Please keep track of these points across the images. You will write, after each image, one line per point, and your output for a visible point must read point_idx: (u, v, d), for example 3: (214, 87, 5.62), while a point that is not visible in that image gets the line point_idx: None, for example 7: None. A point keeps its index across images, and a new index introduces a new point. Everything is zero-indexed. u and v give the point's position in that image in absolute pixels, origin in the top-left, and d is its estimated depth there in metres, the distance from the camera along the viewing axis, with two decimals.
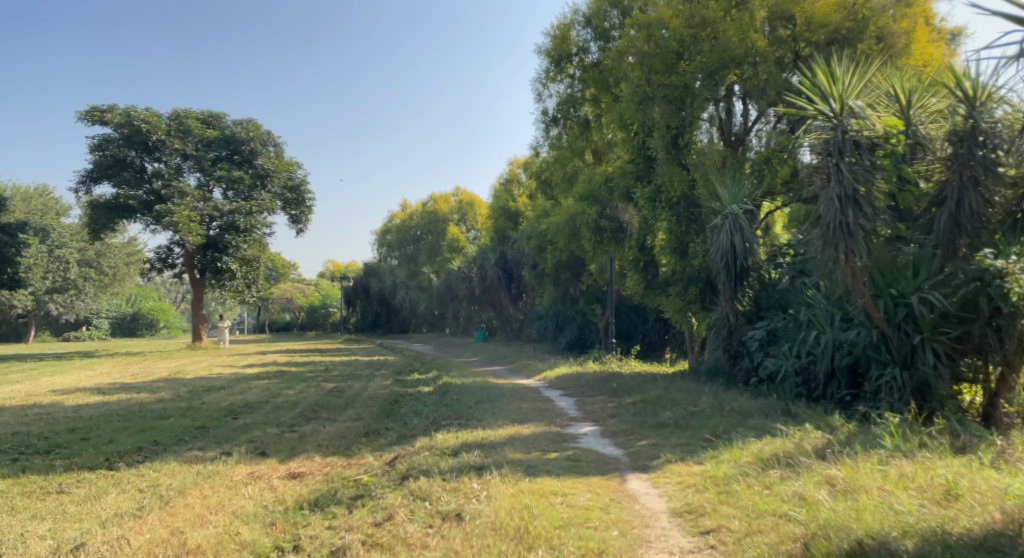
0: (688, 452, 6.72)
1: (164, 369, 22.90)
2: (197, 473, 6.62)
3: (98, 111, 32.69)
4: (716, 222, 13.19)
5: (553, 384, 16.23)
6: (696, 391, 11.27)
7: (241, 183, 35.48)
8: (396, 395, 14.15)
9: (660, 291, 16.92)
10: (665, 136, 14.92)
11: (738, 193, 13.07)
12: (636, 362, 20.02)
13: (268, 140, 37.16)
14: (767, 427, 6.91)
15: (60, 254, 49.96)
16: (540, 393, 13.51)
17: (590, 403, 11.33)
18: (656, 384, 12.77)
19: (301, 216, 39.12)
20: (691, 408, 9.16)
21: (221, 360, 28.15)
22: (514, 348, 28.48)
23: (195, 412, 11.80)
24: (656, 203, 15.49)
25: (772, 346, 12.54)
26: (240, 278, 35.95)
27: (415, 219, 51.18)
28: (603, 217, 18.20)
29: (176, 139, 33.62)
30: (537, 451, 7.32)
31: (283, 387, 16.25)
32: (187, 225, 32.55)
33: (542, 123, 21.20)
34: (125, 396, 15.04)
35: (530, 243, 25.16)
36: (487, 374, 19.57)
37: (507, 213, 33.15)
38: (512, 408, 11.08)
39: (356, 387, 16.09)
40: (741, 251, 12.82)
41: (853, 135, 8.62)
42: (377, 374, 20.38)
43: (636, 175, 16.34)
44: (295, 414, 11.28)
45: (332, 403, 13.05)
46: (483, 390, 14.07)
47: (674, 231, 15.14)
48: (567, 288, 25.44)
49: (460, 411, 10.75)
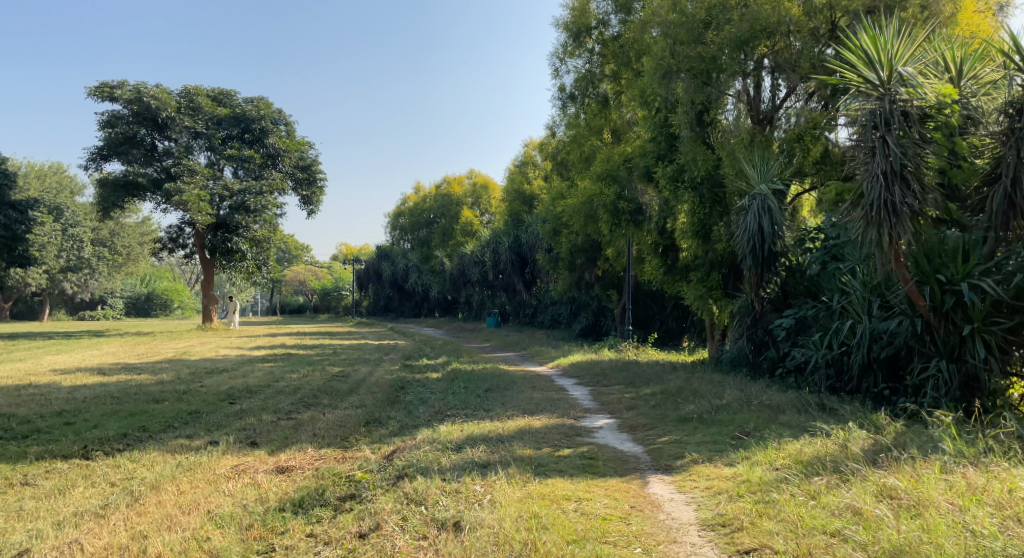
0: (716, 451, 6.10)
1: (170, 349, 22.53)
2: (178, 465, 6.08)
3: (108, 87, 32.38)
4: (744, 204, 12.59)
5: (567, 372, 15.62)
6: (720, 382, 10.66)
7: (252, 162, 35.20)
8: (403, 381, 13.63)
9: (680, 277, 16.33)
10: (689, 112, 14.38)
11: (767, 172, 12.58)
12: (653, 350, 19.39)
13: (280, 119, 36.73)
14: (805, 427, 6.28)
15: (73, 233, 49.90)
16: (554, 382, 12.91)
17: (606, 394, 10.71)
18: (676, 374, 12.16)
19: (313, 197, 38.65)
20: (716, 401, 8.52)
21: (229, 341, 27.80)
22: (526, 334, 27.87)
23: (193, 396, 11.30)
24: (677, 183, 14.79)
25: (800, 337, 11.86)
26: (251, 259, 35.66)
27: (429, 202, 50.62)
28: (622, 199, 17.49)
29: (186, 116, 33.27)
30: (550, 447, 6.72)
31: (288, 371, 15.76)
32: (197, 204, 32.15)
33: (557, 102, 20.68)
34: (125, 377, 14.62)
35: (545, 226, 24.53)
36: (498, 361, 19.02)
37: (522, 196, 32.50)
38: (523, 398, 10.48)
39: (362, 372, 15.57)
40: (769, 235, 12.19)
41: (901, 105, 8.01)
42: (386, 358, 19.85)
43: (657, 154, 15.71)
44: (295, 399, 10.77)
45: (335, 388, 12.52)
46: (494, 378, 13.49)
47: (696, 213, 14.43)
48: (582, 273, 24.80)
49: (468, 400, 10.18)
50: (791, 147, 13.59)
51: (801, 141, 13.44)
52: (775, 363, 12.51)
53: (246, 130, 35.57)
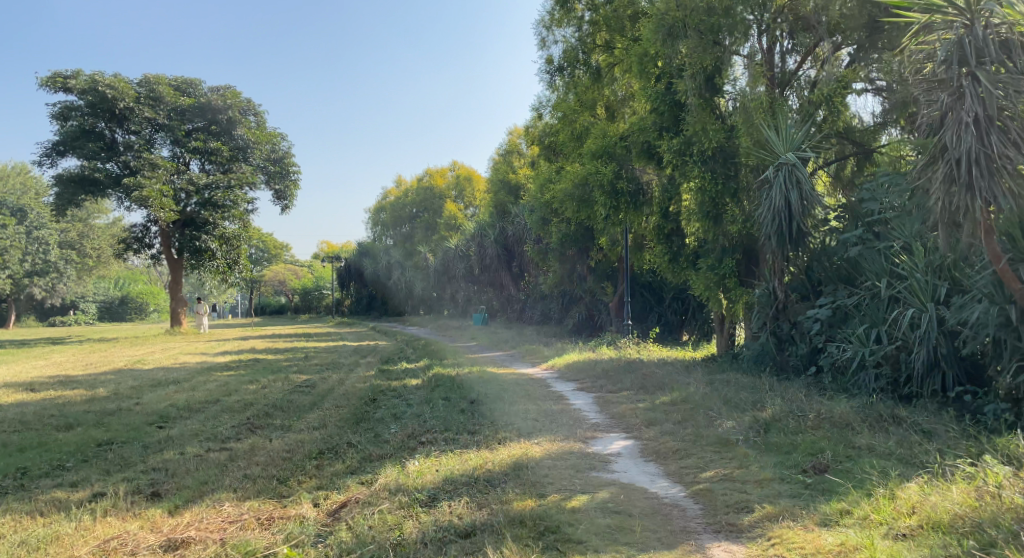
0: (798, 503, 4.55)
1: (124, 358, 20.44)
2: (25, 542, 4.28)
3: (61, 77, 30.15)
4: (767, 176, 10.90)
5: (562, 374, 13.85)
6: (752, 387, 8.95)
7: (219, 155, 33.05)
8: (376, 392, 11.78)
9: (688, 265, 14.59)
10: (698, 76, 12.70)
11: (794, 139, 10.84)
12: (655, 347, 17.74)
13: (248, 109, 34.58)
14: (919, 470, 4.72)
15: (38, 235, 47.52)
16: (550, 388, 11.11)
17: (617, 407, 8.90)
18: (695, 376, 10.42)
19: (286, 191, 36.70)
20: (760, 414, 6.81)
21: (195, 347, 25.72)
22: (514, 331, 26.06)
23: (119, 418, 9.40)
24: (685, 159, 13.01)
25: (836, 328, 10.17)
26: (221, 259, 33.60)
27: (410, 196, 48.66)
28: (619, 178, 15.70)
29: (146, 106, 31.01)
30: (560, 490, 5.00)
31: (246, 381, 13.82)
32: (161, 200, 30.02)
33: (544, 76, 18.84)
34: (56, 393, 12.68)
35: (532, 216, 22.78)
36: (486, 362, 17.24)
37: (507, 186, 30.71)
38: (516, 413, 8.69)
39: (332, 381, 13.72)
40: (798, 211, 10.50)
41: (996, 36, 6.39)
42: (362, 362, 18.01)
43: (660, 128, 13.91)
44: (240, 421, 8.87)
45: (296, 402, 10.66)
46: (481, 384, 11.70)
47: (707, 189, 12.70)
48: (574, 265, 23.04)
49: (451, 417, 8.33)
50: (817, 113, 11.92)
51: (824, 109, 11.83)
52: (806, 359, 10.83)
53: (212, 122, 33.45)
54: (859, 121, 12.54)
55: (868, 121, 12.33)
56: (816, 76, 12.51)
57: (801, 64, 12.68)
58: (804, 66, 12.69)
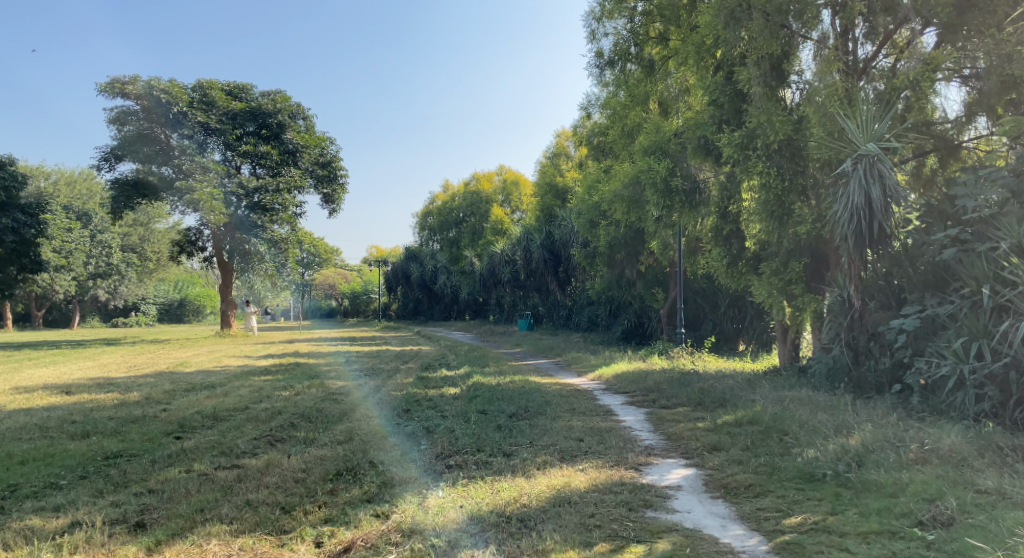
0: None
1: (167, 361, 20.23)
2: None
3: (119, 82, 30.54)
4: (843, 170, 9.75)
5: (610, 386, 12.86)
6: (830, 408, 7.89)
7: (269, 158, 33.12)
8: (411, 402, 11.10)
9: (748, 270, 13.53)
10: (764, 62, 11.76)
11: (876, 129, 9.76)
12: (711, 357, 16.69)
13: (298, 113, 34.58)
14: None
15: (101, 238, 48.77)
16: (597, 402, 10.20)
17: (672, 428, 7.95)
18: (761, 392, 9.40)
19: (334, 195, 36.68)
20: (845, 442, 5.92)
21: (240, 350, 25.58)
22: (560, 339, 25.16)
23: (138, 426, 8.87)
24: (747, 153, 11.94)
25: (925, 342, 9.07)
26: (269, 262, 33.69)
27: (457, 201, 48.24)
28: (675, 176, 14.41)
29: (198, 111, 31.19)
30: (608, 538, 4.46)
31: (280, 387, 13.32)
32: (210, 203, 30.00)
33: (594, 69, 17.91)
34: (90, 397, 12.36)
35: (580, 219, 21.87)
36: (529, 370, 16.42)
37: (555, 190, 29.88)
38: (559, 431, 7.83)
39: (368, 389, 13.07)
40: (881, 208, 9.38)
41: None
42: (401, 369, 17.39)
43: (720, 121, 12.89)
44: (265, 432, 8.29)
45: (327, 412, 10.05)
46: (524, 397, 10.86)
47: (771, 186, 11.63)
48: (623, 271, 21.96)
49: (489, 434, 7.56)
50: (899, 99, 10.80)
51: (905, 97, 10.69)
52: (887, 375, 9.70)
53: (263, 125, 33.47)
54: (942, 113, 11.18)
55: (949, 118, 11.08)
56: (894, 64, 11.31)
57: (875, 53, 11.57)
58: (878, 56, 11.56)
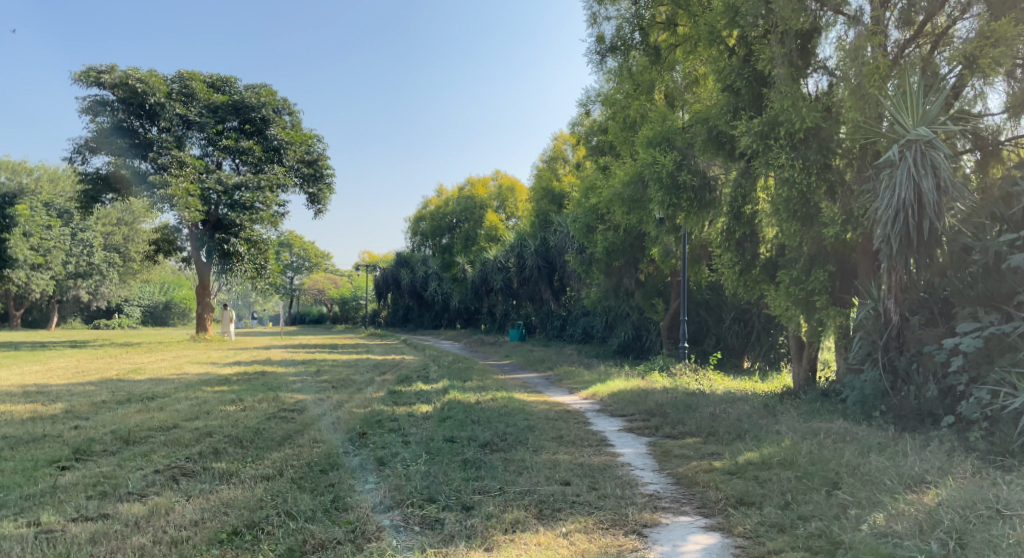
0: None
1: (122, 367, 18.43)
2: None
3: (95, 71, 28.76)
4: (887, 157, 8.31)
5: (604, 407, 11.24)
6: (881, 447, 6.37)
7: (251, 155, 31.38)
8: (374, 422, 9.56)
9: (763, 279, 12.01)
10: (788, 40, 10.31)
11: (927, 113, 8.39)
12: (715, 375, 15.17)
13: (284, 109, 33.11)
14: None
15: (82, 236, 47.03)
16: (590, 429, 8.61)
17: (686, 469, 6.40)
18: (786, 423, 7.84)
19: (320, 195, 35.09)
20: (931, 507, 4.60)
21: (210, 356, 23.84)
22: (552, 351, 23.48)
23: (27, 449, 7.26)
24: (767, 144, 10.44)
25: (985, 367, 7.63)
26: (249, 262, 31.80)
27: (451, 205, 46.73)
28: (681, 171, 12.82)
29: (177, 102, 29.49)
30: None
31: (229, 399, 11.67)
32: (185, 200, 28.29)
33: (594, 57, 16.31)
34: (6, 407, 10.66)
35: (575, 223, 20.35)
36: (515, 385, 14.85)
37: (551, 195, 28.40)
38: (541, 470, 6.26)
39: (328, 405, 11.38)
40: (933, 203, 7.92)
41: None
42: (376, 381, 15.77)
43: (735, 109, 11.39)
44: (180, 460, 6.81)
45: (272, 433, 8.49)
46: (504, 419, 9.25)
47: (795, 181, 10.12)
48: (621, 279, 20.50)
49: (454, 474, 6.06)
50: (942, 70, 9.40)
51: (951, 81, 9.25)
52: (935, 405, 8.23)
53: (246, 121, 31.89)
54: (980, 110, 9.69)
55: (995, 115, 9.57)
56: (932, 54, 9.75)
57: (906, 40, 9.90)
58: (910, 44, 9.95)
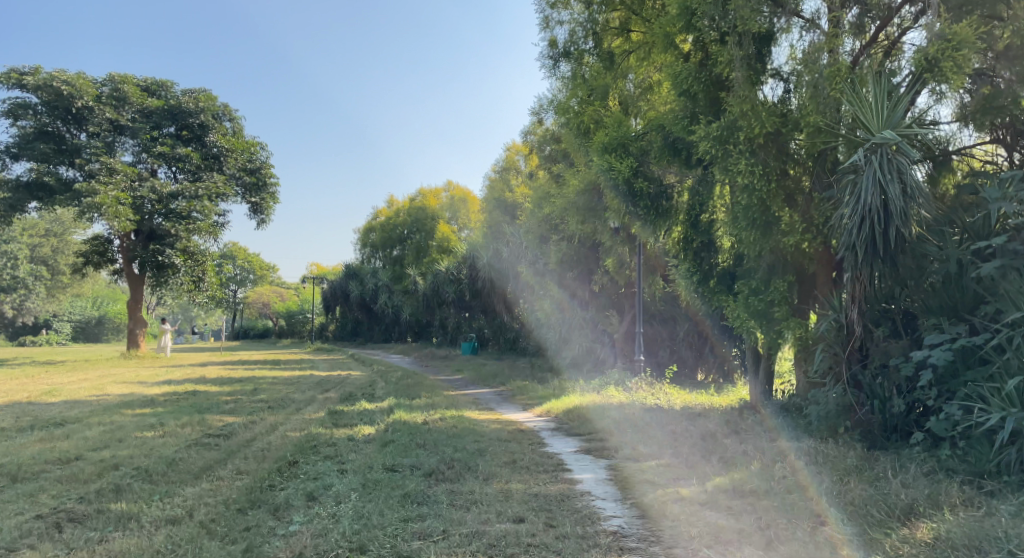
0: None
1: (39, 388, 16.99)
2: None
3: (17, 73, 26.95)
4: (853, 162, 7.93)
5: (559, 425, 10.62)
6: (859, 471, 5.89)
7: (188, 162, 29.81)
8: (309, 446, 8.76)
9: (722, 289, 11.57)
10: (747, 42, 9.93)
11: (891, 118, 8.06)
12: (673, 389, 14.71)
13: (224, 115, 31.60)
14: None
15: (6, 249, 44.37)
16: (545, 453, 7.95)
17: (651, 500, 5.82)
18: (753, 442, 7.32)
19: (263, 205, 33.69)
20: None
21: (140, 374, 22.35)
22: (504, 365, 22.78)
23: None
24: (726, 149, 10.00)
25: (955, 381, 7.28)
26: (185, 275, 30.16)
27: (401, 217, 45.76)
28: (637, 177, 12.32)
29: (108, 107, 27.83)
30: None
31: (149, 424, 10.62)
32: (115, 208, 26.63)
33: (546, 61, 15.79)
34: None
35: (528, 233, 19.79)
36: (466, 402, 14.14)
37: (503, 205, 27.83)
38: (491, 506, 5.62)
39: (260, 428, 10.44)
40: (900, 210, 7.54)
41: None
42: (317, 400, 14.82)
43: (691, 114, 10.97)
44: (75, 501, 5.99)
45: (191, 463, 7.62)
46: (452, 443, 8.53)
47: (755, 188, 9.71)
48: (574, 290, 20.04)
49: (388, 511, 5.44)
50: (897, 75, 9.07)
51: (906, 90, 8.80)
52: (903, 420, 7.86)
53: (183, 127, 30.37)
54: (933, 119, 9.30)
55: (948, 127, 9.21)
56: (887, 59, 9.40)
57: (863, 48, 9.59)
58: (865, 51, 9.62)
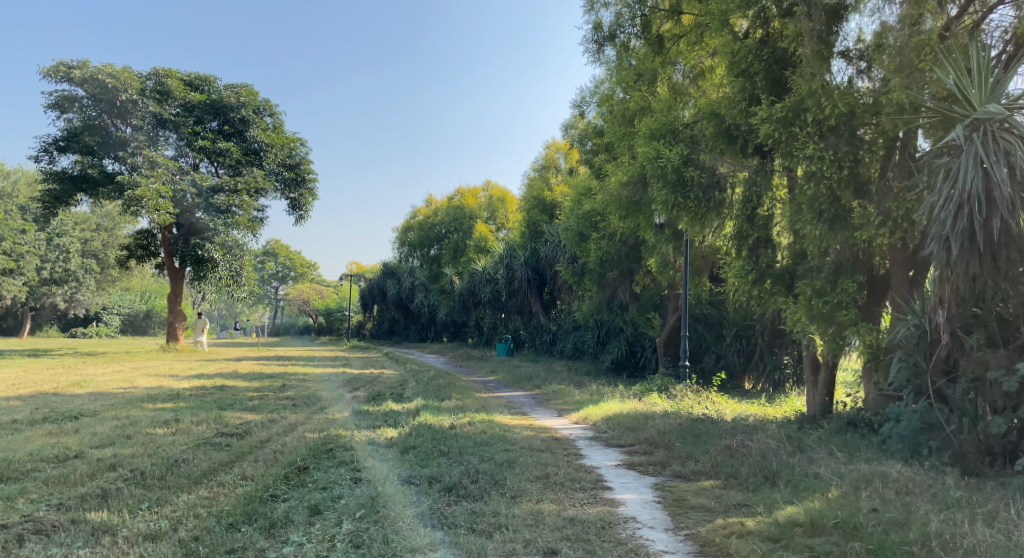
0: None
1: (68, 379, 16.64)
2: None
3: (65, 66, 26.82)
4: (950, 142, 7.00)
5: (599, 434, 9.72)
6: (966, 507, 4.95)
7: (228, 156, 29.52)
8: (326, 450, 8.03)
9: (779, 291, 10.52)
10: (817, 16, 8.89)
11: (994, 94, 7.11)
12: (720, 398, 13.67)
13: (265, 110, 31.26)
14: None
15: (58, 242, 45.04)
16: (584, 467, 7.10)
17: (711, 535, 4.97)
18: (824, 464, 6.36)
19: (301, 201, 33.27)
20: None
21: (173, 368, 22.01)
22: (540, 367, 21.88)
23: None
24: (790, 134, 9.01)
25: None
26: (224, 271, 29.74)
27: (440, 216, 45.22)
28: (688, 167, 11.30)
29: (151, 100, 27.53)
30: None
31: (163, 421, 10.02)
32: (156, 201, 26.29)
33: (590, 46, 14.85)
34: None
35: (568, 231, 18.93)
36: (499, 405, 13.33)
37: (543, 204, 27.04)
38: (501, 533, 4.99)
39: (278, 428, 9.77)
40: (1007, 197, 6.58)
41: None
42: (343, 399, 14.14)
43: (750, 96, 9.97)
44: (54, 510, 5.37)
45: (197, 466, 6.97)
46: (481, 451, 7.71)
47: (824, 175, 8.70)
48: (615, 291, 19.07)
49: (388, 539, 4.81)
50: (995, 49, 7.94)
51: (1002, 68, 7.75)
52: (1001, 444, 6.82)
53: (225, 121, 30.17)
54: None
55: None
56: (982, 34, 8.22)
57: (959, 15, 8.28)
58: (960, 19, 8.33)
